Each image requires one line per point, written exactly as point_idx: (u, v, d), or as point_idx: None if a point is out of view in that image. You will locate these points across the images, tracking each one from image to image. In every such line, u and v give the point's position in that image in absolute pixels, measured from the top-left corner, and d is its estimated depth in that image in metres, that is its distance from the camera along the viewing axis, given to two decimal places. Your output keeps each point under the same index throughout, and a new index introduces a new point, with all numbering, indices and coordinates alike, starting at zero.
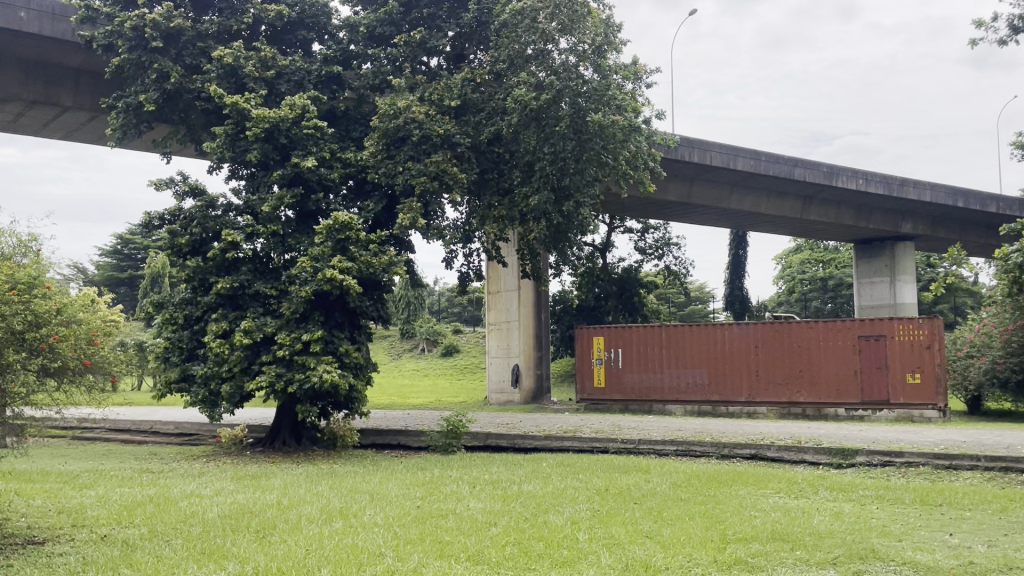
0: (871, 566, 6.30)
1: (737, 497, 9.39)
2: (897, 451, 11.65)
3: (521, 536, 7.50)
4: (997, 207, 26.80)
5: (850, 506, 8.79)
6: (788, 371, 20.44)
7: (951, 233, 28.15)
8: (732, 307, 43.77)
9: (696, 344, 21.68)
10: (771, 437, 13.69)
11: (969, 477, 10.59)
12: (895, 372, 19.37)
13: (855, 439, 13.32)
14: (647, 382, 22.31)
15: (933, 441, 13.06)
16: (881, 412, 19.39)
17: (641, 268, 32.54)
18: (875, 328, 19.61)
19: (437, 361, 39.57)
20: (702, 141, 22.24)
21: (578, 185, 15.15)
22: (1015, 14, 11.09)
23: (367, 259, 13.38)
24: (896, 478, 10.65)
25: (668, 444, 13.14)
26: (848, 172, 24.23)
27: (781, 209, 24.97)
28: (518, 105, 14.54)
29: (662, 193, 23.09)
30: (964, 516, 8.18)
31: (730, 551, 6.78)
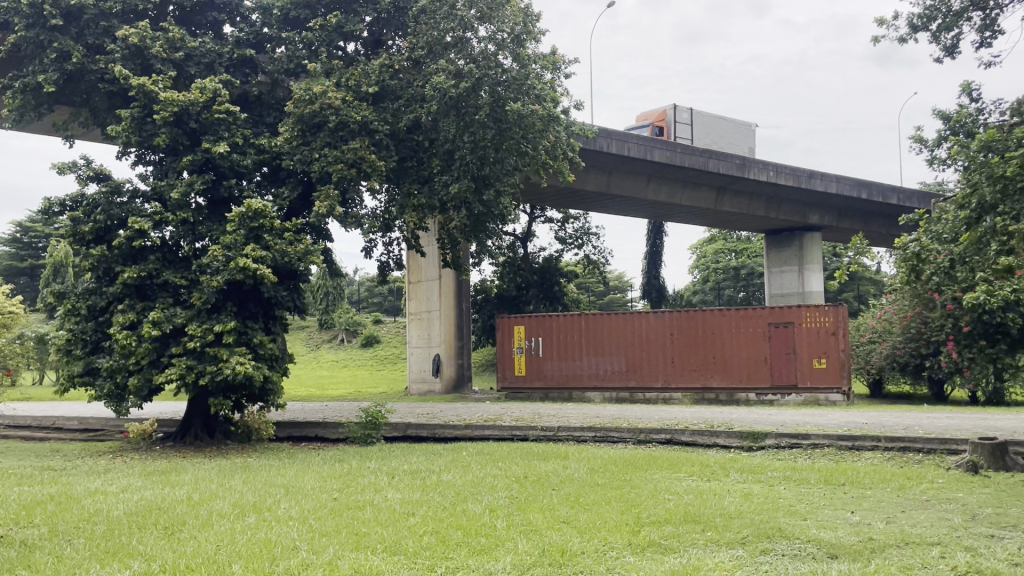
0: (778, 545, 6.51)
1: (652, 481, 9.60)
2: (804, 433, 12.09)
3: (439, 525, 7.47)
4: (897, 199, 28.09)
5: (759, 487, 9.09)
6: (701, 358, 20.96)
7: (855, 224, 29.35)
8: (650, 296, 44.65)
9: (614, 333, 22.02)
10: (685, 422, 14.03)
11: (870, 457, 11.07)
12: (802, 358, 20.09)
13: (764, 423, 13.79)
14: (566, 370, 22.54)
15: (836, 423, 13.63)
16: (789, 396, 20.08)
17: (562, 258, 32.85)
18: (784, 315, 20.28)
19: (356, 351, 39.10)
20: (620, 131, 22.51)
21: (498, 175, 15.19)
22: (914, 13, 11.59)
23: (281, 248, 13.08)
24: (802, 459, 11.05)
25: (587, 431, 13.35)
26: (759, 164, 24.92)
27: (696, 199, 25.50)
28: (437, 93, 14.46)
29: (580, 183, 23.28)
30: (865, 494, 8.54)
31: (644, 534, 6.91)
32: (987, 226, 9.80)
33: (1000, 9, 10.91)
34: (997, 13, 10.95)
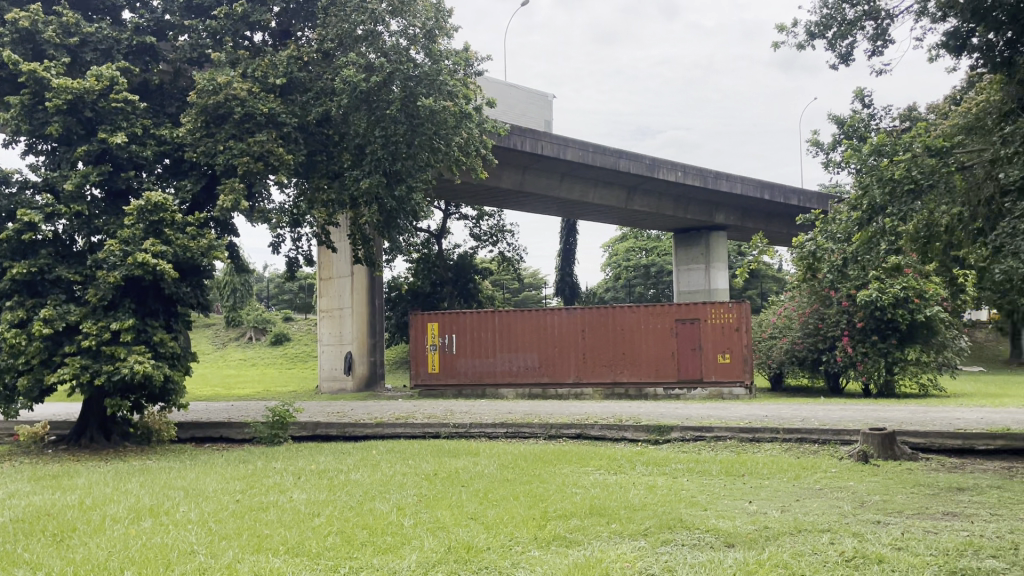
0: (678, 535, 6.68)
1: (561, 475, 9.71)
2: (708, 426, 12.45)
3: (345, 525, 7.37)
4: (797, 200, 29.20)
5: (663, 479, 9.31)
6: (611, 354, 21.33)
7: (759, 224, 30.39)
8: (563, 293, 45.16)
9: (527, 329, 22.16)
10: (594, 417, 14.25)
11: (769, 448, 11.49)
12: (707, 353, 20.67)
13: (670, 417, 14.13)
14: (479, 366, 22.57)
15: (738, 416, 14.08)
16: (695, 390, 20.63)
17: (476, 255, 32.87)
18: (691, 311, 20.80)
19: (265, 349, 38.20)
20: (533, 130, 22.66)
21: (410, 170, 15.09)
22: (812, 21, 12.04)
23: (184, 243, 12.65)
24: (705, 451, 11.37)
25: (498, 427, 13.39)
26: (668, 164, 25.51)
27: (608, 198, 25.91)
28: (347, 86, 14.21)
29: (494, 180, 23.33)
30: (763, 484, 8.87)
31: (549, 528, 6.98)
32: (877, 227, 10.53)
33: (890, 19, 11.50)
34: (888, 22, 11.55)
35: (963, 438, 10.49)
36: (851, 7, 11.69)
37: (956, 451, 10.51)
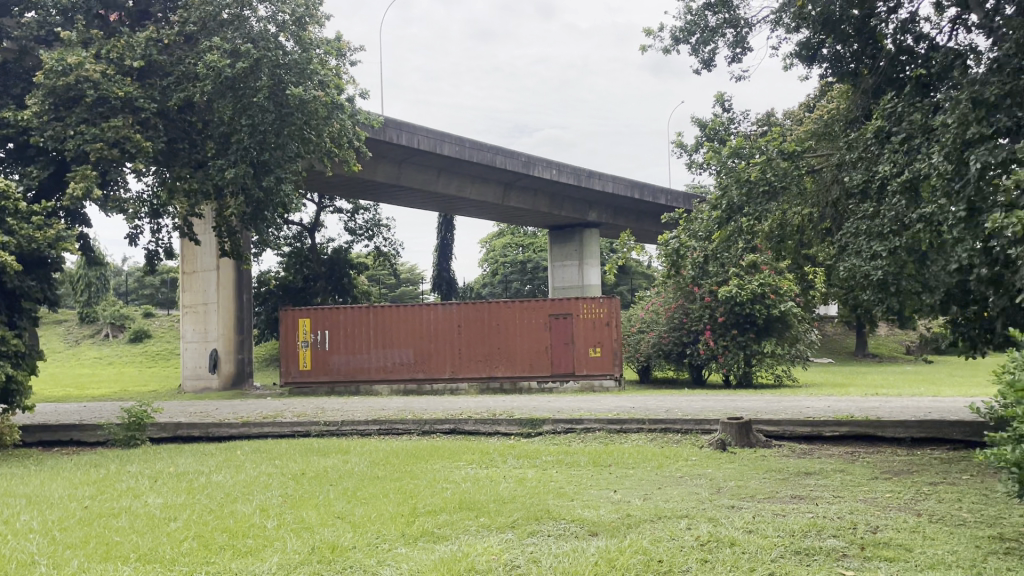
0: (544, 526, 6.79)
1: (432, 471, 9.66)
2: (578, 418, 12.71)
3: (203, 529, 7.06)
4: (666, 199, 30.28)
5: (534, 471, 9.44)
6: (486, 349, 21.46)
7: (629, 222, 31.33)
8: (439, 289, 45.06)
9: (402, 325, 21.96)
10: (467, 412, 14.28)
11: (635, 438, 11.86)
12: (579, 347, 21.16)
13: (542, 410, 14.34)
14: (352, 363, 22.17)
15: (607, 408, 14.47)
16: (567, 383, 21.08)
17: (351, 249, 32.31)
18: (564, 306, 21.23)
19: (124, 347, 36.16)
20: (409, 123, 22.47)
21: (279, 161, 14.54)
22: (676, 26, 12.50)
23: (29, 233, 11.77)
24: (575, 443, 11.62)
25: (371, 424, 13.20)
26: (543, 162, 25.88)
27: (484, 194, 26.04)
28: (211, 72, 13.69)
29: (369, 174, 22.97)
30: (628, 473, 9.16)
31: (417, 524, 6.93)
32: (734, 226, 11.01)
33: (749, 27, 12.10)
34: (747, 30, 12.13)
35: (811, 425, 11.15)
36: (713, 14, 12.22)
37: (805, 438, 11.16)
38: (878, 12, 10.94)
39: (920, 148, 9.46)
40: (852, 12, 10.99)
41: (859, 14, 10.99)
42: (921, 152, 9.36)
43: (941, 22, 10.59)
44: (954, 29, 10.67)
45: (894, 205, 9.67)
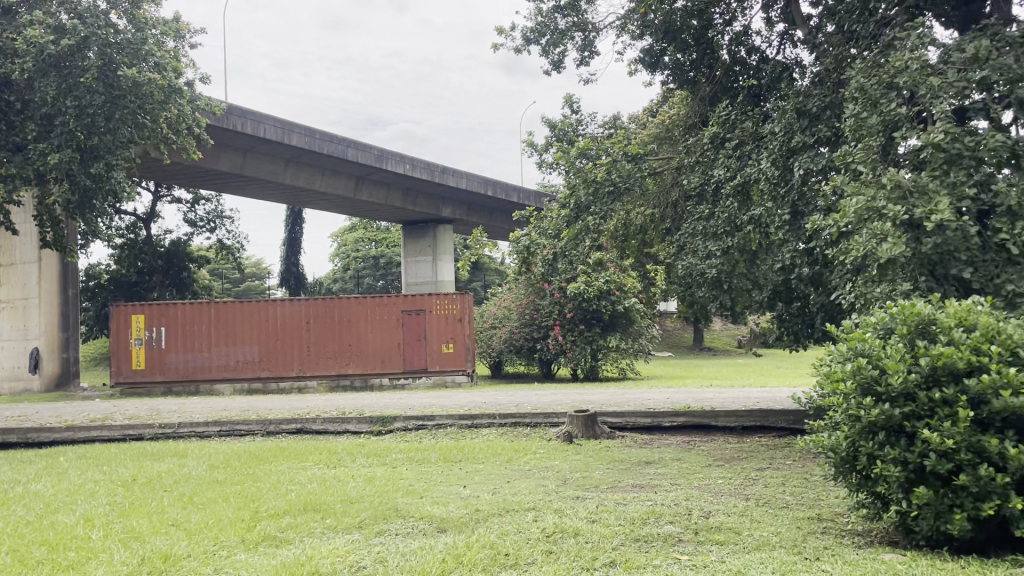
0: (392, 525, 6.71)
1: (277, 473, 9.33)
2: (429, 415, 12.66)
3: (17, 544, 6.48)
4: (518, 197, 30.72)
5: (382, 469, 9.32)
6: (336, 346, 20.99)
7: (482, 218, 31.56)
8: (287, 284, 43.66)
9: (246, 322, 21.09)
10: (315, 411, 13.90)
11: (486, 433, 11.95)
12: (431, 343, 21.12)
13: (392, 407, 14.20)
14: (192, 361, 21.07)
15: (459, 404, 14.50)
16: (419, 379, 21.00)
17: (191, 242, 30.71)
18: (417, 302, 21.18)
19: None
20: (255, 112, 21.61)
21: (109, 147, 13.95)
22: (527, 27, 12.69)
23: None
24: (426, 439, 11.56)
25: (211, 426, 12.59)
26: (396, 157, 25.59)
27: (335, 187, 25.44)
28: (32, 49, 13.08)
29: (211, 162, 21.92)
30: (478, 468, 9.22)
31: (259, 529, 6.66)
32: (582, 225, 11.16)
33: (596, 32, 12.44)
34: (594, 35, 12.49)
35: (653, 415, 11.63)
36: (562, 17, 12.51)
37: (646, 428, 11.63)
38: (715, 24, 11.56)
39: (751, 153, 10.09)
40: (692, 23, 11.53)
41: (698, 25, 11.55)
42: (752, 158, 9.97)
43: (771, 37, 11.33)
44: (782, 43, 11.42)
45: (728, 207, 10.22)
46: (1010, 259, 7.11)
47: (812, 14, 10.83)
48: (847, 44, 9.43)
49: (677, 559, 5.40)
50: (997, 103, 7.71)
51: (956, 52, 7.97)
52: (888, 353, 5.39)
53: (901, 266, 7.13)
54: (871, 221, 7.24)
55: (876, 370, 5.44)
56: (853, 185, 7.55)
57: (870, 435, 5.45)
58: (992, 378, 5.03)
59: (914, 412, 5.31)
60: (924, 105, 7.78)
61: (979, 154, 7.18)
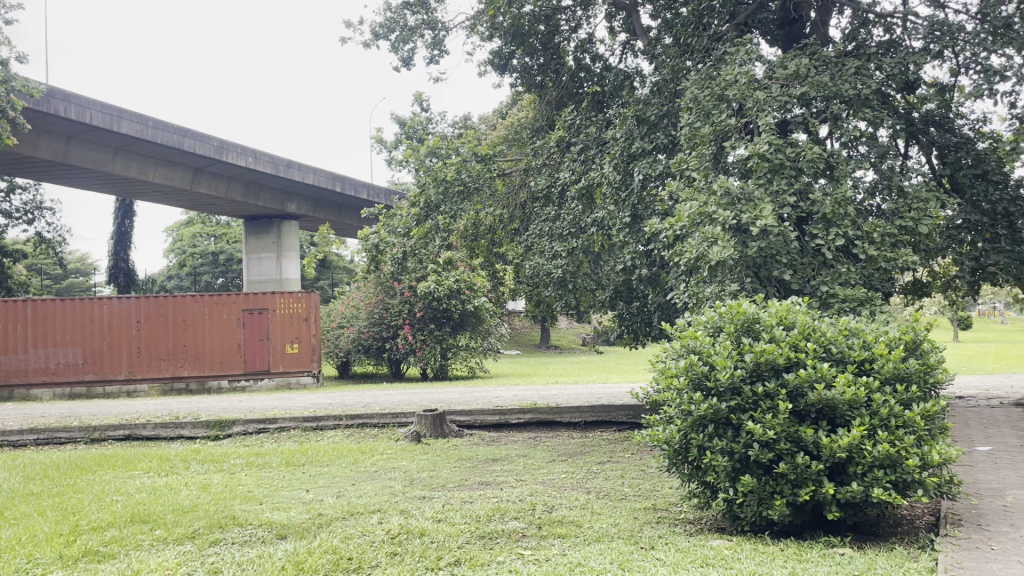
0: (229, 533, 6.42)
1: (101, 483, 8.70)
2: (271, 417, 12.23)
3: None
4: (367, 194, 30.20)
5: (220, 476, 8.90)
6: (171, 347, 19.86)
7: (329, 214, 30.84)
8: (117, 281, 40.87)
9: (69, 321, 19.55)
10: (146, 416, 13.10)
11: (332, 435, 11.68)
12: (274, 343, 20.41)
13: (231, 410, 13.60)
14: (5, 365, 19.30)
15: (304, 405, 14.11)
16: (262, 381, 20.26)
17: (5, 234, 28.14)
18: (258, 301, 20.35)
19: None
20: (80, 96, 20.07)
21: None
22: (376, 22, 12.50)
23: None
24: (267, 443, 11.16)
25: (26, 435, 11.59)
26: (238, 148, 24.53)
27: (170, 178, 24.07)
28: None
29: (28, 148, 20.17)
30: (322, 472, 8.99)
31: (79, 544, 6.18)
32: (432, 224, 11.12)
33: (446, 31, 12.49)
34: (444, 34, 12.51)
35: (499, 413, 11.78)
36: (411, 14, 12.47)
37: (494, 426, 11.76)
38: (562, 30, 11.91)
39: (595, 158, 10.40)
40: (539, 28, 11.75)
41: (545, 30, 11.79)
42: (595, 162, 10.30)
43: (614, 46, 11.75)
44: (624, 53, 11.86)
45: (573, 209, 10.50)
46: (824, 262, 7.71)
47: (652, 26, 11.33)
48: (683, 56, 9.90)
49: (521, 554, 5.48)
50: (814, 118, 8.35)
51: (779, 69, 8.58)
52: (717, 350, 5.71)
53: (729, 268, 7.58)
54: (702, 225, 7.65)
55: (706, 366, 5.75)
56: (687, 191, 7.94)
57: (701, 428, 5.74)
58: (808, 373, 5.43)
59: (740, 406, 5.64)
60: (751, 117, 8.31)
61: (799, 164, 7.76)
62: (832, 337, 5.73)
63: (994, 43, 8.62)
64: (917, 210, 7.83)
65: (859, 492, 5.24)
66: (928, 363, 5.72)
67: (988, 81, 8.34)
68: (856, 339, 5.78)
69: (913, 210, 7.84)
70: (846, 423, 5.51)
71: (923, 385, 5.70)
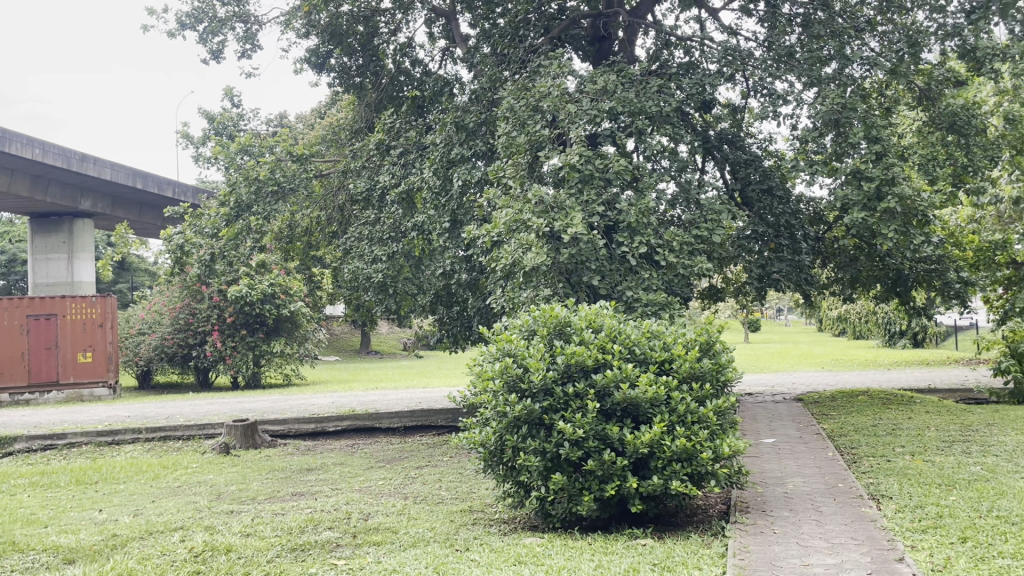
0: (6, 562, 5.80)
1: None
2: (59, 433, 11.21)
3: None
4: (172, 191, 28.21)
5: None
6: None
7: (129, 213, 28.73)
8: None
9: None
10: None
11: (130, 450, 10.88)
12: (65, 352, 18.70)
13: (12, 427, 12.32)
14: None
15: (99, 418, 13.04)
16: (49, 394, 18.51)
17: None
18: (46, 307, 18.64)
19: None
20: None
21: None
22: (182, 11, 11.81)
23: None
24: (55, 461, 10.22)
25: None
26: (21, 139, 22.28)
27: None
28: None
29: None
30: (117, 489, 8.34)
31: None
32: (243, 225, 10.64)
33: (259, 25, 12.05)
34: (257, 28, 12.08)
35: (315, 421, 11.47)
36: (222, 6, 11.91)
37: (309, 434, 11.42)
38: (381, 33, 11.81)
39: (414, 162, 10.39)
40: (358, 28, 11.58)
41: (364, 31, 11.64)
42: (415, 167, 10.28)
43: (433, 52, 11.80)
44: (443, 59, 11.95)
45: (392, 214, 10.42)
46: (631, 269, 8.13)
47: (470, 35, 11.48)
48: (500, 66, 10.09)
49: (334, 565, 5.35)
50: (621, 132, 8.81)
51: (590, 83, 8.98)
52: (531, 353, 5.88)
53: (542, 274, 7.83)
54: (518, 232, 7.84)
55: (520, 368, 5.90)
56: (504, 198, 8.10)
57: (515, 429, 5.87)
58: (614, 374, 5.70)
59: (552, 406, 5.82)
60: (563, 129, 8.63)
61: (607, 176, 8.14)
62: (636, 339, 6.06)
63: (778, 70, 9.45)
64: (711, 221, 8.47)
65: (659, 485, 5.57)
66: (719, 362, 6.19)
67: (773, 104, 9.14)
68: (657, 340, 6.14)
69: (708, 221, 8.50)
70: (648, 421, 5.83)
71: (715, 383, 6.16)
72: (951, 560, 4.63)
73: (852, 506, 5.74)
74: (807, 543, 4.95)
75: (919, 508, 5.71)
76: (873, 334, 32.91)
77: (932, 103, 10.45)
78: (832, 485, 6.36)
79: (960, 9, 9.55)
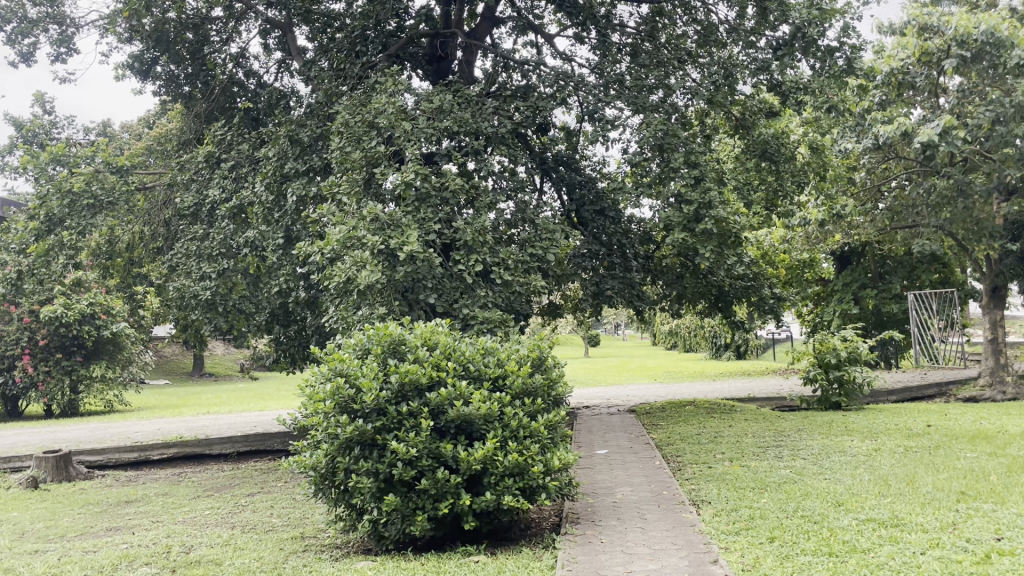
0: None
1: None
2: None
3: None
4: None
5: None
6: None
7: None
8: None
9: None
10: None
11: None
12: None
13: None
14: None
15: None
16: None
17: None
18: None
19: None
20: None
21: None
22: None
23: None
24: None
25: None
26: None
27: None
28: None
29: None
30: None
31: None
32: (55, 240, 9.87)
33: (76, 28, 11.31)
34: (73, 31, 11.33)
35: (138, 449, 10.76)
36: (32, 6, 11.06)
37: (131, 464, 10.70)
38: (212, 42, 11.35)
39: (247, 177, 10.06)
40: (186, 36, 11.04)
41: (194, 39, 11.15)
42: (247, 181, 9.95)
43: (269, 63, 11.49)
44: (279, 71, 11.65)
45: (223, 229, 10.00)
46: (467, 286, 8.19)
47: (308, 47, 11.24)
48: (337, 81, 9.95)
49: None
50: (458, 151, 8.88)
51: (427, 101, 9.01)
52: (364, 372, 5.77)
53: (378, 292, 7.72)
54: (352, 249, 7.70)
55: (353, 389, 5.78)
56: (338, 214, 7.96)
57: (347, 450, 5.74)
58: (448, 392, 5.71)
59: (385, 426, 5.75)
60: (400, 146, 8.61)
61: (444, 194, 8.19)
62: (470, 356, 6.10)
63: (608, 97, 9.78)
64: (546, 240, 8.71)
65: (491, 501, 5.61)
66: (551, 377, 6.35)
67: (602, 129, 9.46)
68: (491, 357, 6.21)
69: (543, 240, 8.73)
70: (481, 436, 5.88)
71: (546, 398, 6.30)
72: (759, 559, 4.94)
73: (674, 513, 6.02)
74: (632, 550, 5.14)
75: (734, 511, 6.07)
76: (701, 347, 34.76)
77: (747, 132, 11.23)
78: (657, 492, 6.66)
79: (769, 45, 10.23)
